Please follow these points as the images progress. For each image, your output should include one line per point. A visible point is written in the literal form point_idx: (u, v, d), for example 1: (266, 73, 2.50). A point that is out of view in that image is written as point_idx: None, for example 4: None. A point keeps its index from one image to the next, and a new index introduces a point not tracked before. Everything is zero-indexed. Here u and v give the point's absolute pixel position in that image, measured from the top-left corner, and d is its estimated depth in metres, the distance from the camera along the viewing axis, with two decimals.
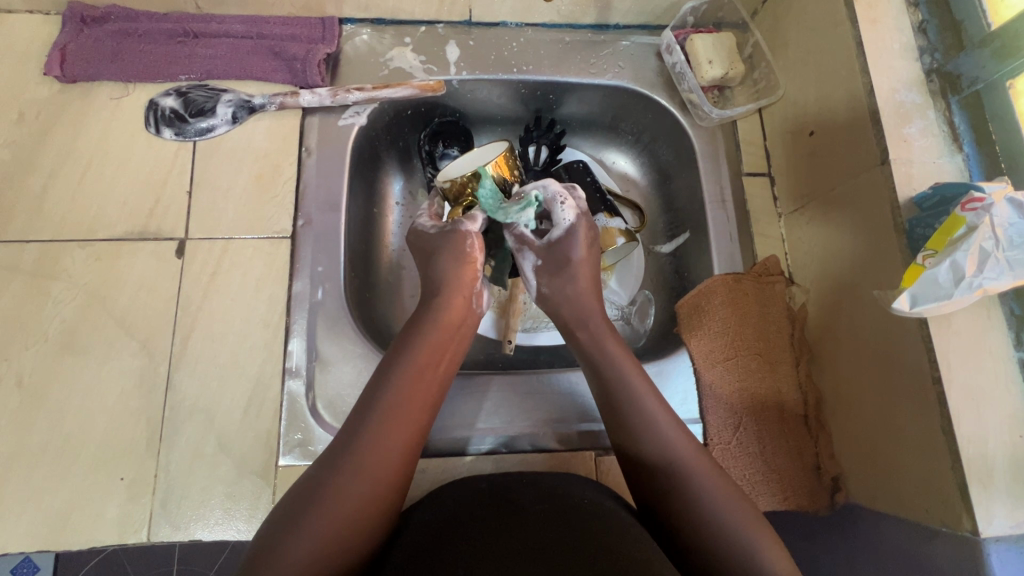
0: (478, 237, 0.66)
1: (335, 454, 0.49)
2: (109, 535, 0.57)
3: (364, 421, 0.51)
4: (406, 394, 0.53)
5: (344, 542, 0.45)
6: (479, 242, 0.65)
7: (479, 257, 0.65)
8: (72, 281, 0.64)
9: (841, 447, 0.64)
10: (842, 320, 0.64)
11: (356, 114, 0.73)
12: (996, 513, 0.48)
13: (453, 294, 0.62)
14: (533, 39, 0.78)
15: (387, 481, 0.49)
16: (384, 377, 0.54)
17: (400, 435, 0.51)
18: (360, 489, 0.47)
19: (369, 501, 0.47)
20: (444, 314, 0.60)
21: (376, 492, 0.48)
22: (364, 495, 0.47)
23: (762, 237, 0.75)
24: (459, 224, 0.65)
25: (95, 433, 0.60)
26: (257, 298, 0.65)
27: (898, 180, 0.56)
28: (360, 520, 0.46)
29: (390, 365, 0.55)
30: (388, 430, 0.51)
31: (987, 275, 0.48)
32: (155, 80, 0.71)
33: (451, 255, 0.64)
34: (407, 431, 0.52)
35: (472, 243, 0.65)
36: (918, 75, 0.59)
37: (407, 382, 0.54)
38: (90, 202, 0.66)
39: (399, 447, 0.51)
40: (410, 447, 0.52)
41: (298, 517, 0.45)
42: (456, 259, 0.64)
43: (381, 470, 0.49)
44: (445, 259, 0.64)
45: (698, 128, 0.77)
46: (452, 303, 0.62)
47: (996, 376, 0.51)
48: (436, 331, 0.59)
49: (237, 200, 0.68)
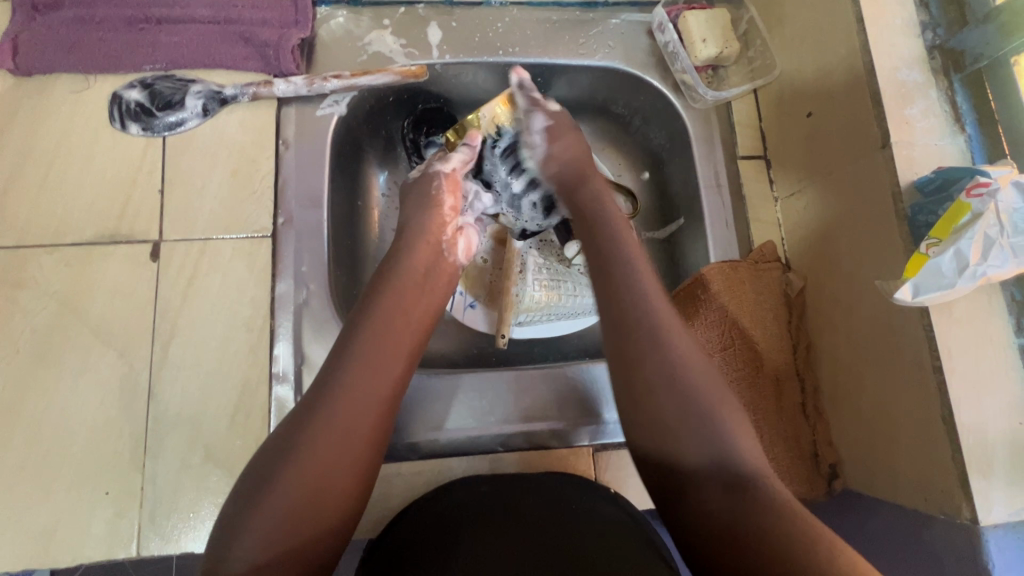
0: (450, 176, 0.66)
1: (275, 452, 0.44)
2: (97, 550, 0.55)
3: (324, 396, 0.46)
4: (366, 366, 0.48)
5: (284, 549, 0.41)
6: (448, 181, 0.65)
7: (446, 199, 0.64)
8: (42, 289, 0.60)
9: (838, 433, 0.64)
10: (840, 308, 0.63)
11: (335, 103, 0.69)
12: (995, 501, 0.48)
13: (410, 271, 0.57)
14: (519, 19, 0.75)
15: (335, 487, 0.44)
16: (332, 369, 0.48)
17: (349, 435, 0.45)
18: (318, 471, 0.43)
19: (331, 483, 0.44)
20: (399, 293, 0.55)
21: (316, 497, 0.43)
22: (322, 476, 0.43)
23: (758, 222, 0.73)
24: (429, 165, 0.67)
25: (76, 447, 0.57)
26: (239, 300, 0.63)
27: (900, 163, 0.54)
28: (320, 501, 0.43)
29: (341, 354, 0.49)
30: (333, 429, 0.45)
31: (991, 263, 0.47)
32: (116, 71, 0.66)
33: (420, 199, 0.64)
34: (354, 429, 0.45)
35: (439, 183, 0.65)
36: (920, 52, 0.57)
37: (358, 372, 0.48)
38: (54, 205, 0.63)
39: (347, 450, 0.45)
40: (361, 449, 0.46)
41: (240, 518, 0.42)
42: (424, 203, 0.63)
43: (325, 474, 0.43)
44: (414, 205, 0.64)
45: (692, 110, 0.74)
46: (419, 256, 0.59)
47: (996, 362, 0.50)
48: (395, 317, 0.53)
49: (213, 199, 0.65)
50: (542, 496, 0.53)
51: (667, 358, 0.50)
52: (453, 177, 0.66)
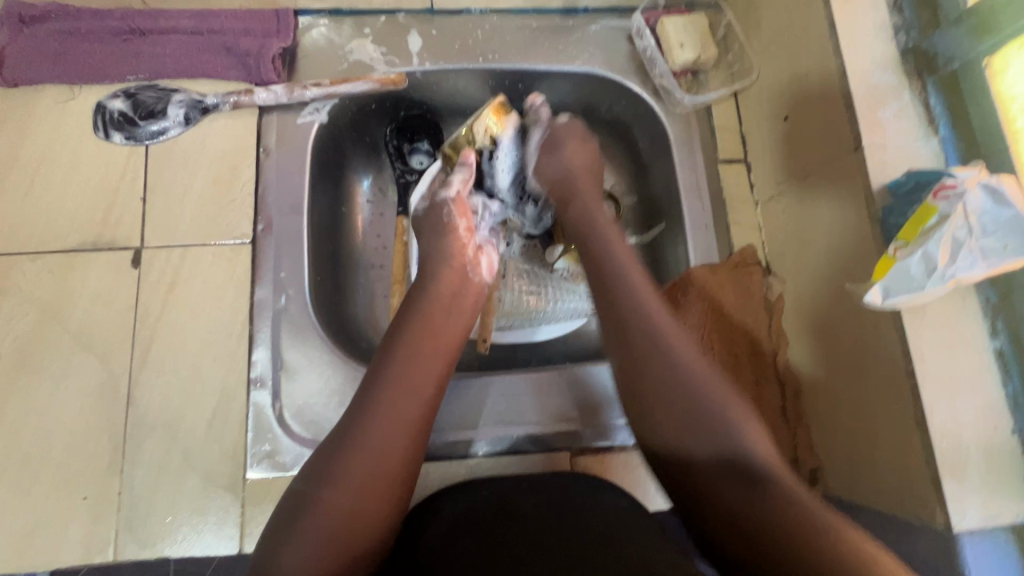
0: (457, 201, 0.66)
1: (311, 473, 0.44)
2: (73, 555, 0.56)
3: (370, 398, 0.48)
4: (408, 368, 0.50)
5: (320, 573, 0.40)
6: (458, 207, 0.65)
7: (458, 223, 0.64)
8: (24, 296, 0.61)
9: (819, 438, 0.63)
10: (816, 313, 0.63)
11: (315, 111, 0.70)
12: (970, 507, 0.47)
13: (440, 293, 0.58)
14: (499, 27, 0.75)
15: (372, 508, 0.44)
16: (367, 394, 0.48)
17: (385, 456, 0.45)
18: (368, 472, 0.44)
19: (380, 483, 0.44)
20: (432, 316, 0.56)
21: (352, 516, 0.43)
22: (372, 476, 0.44)
23: (739, 226, 0.73)
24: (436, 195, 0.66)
25: (55, 451, 0.58)
26: (219, 306, 0.63)
27: (872, 166, 0.54)
28: (370, 502, 0.43)
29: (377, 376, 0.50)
30: (370, 452, 0.45)
31: (959, 266, 0.47)
32: (101, 82, 0.67)
33: (433, 230, 0.64)
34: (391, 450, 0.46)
35: (449, 210, 0.65)
36: (892, 55, 0.57)
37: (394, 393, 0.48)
38: (39, 214, 0.64)
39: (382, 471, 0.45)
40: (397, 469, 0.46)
41: (282, 536, 0.41)
42: (438, 232, 0.64)
43: (374, 475, 0.44)
44: (429, 233, 0.64)
45: (672, 115, 0.75)
46: (445, 282, 0.60)
47: (970, 365, 0.50)
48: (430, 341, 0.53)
49: (194, 206, 0.66)
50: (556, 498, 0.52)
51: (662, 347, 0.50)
52: (462, 201, 0.66)
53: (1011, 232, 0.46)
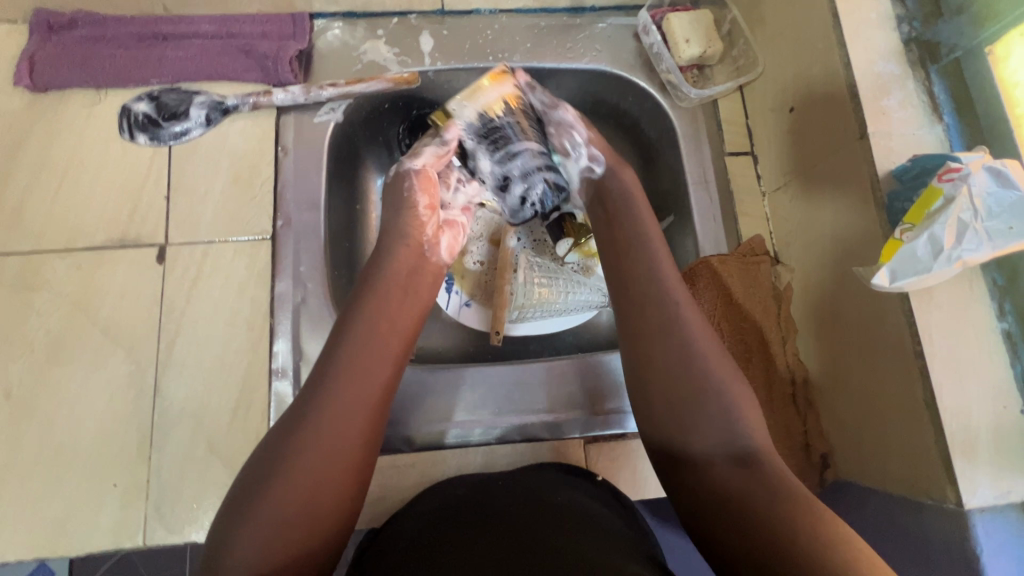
0: (423, 173, 0.66)
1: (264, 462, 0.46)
2: (105, 540, 0.58)
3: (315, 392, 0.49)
4: (352, 362, 0.51)
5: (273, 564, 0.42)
6: (421, 180, 0.65)
7: (418, 200, 0.64)
8: (55, 292, 0.64)
9: (829, 424, 0.64)
10: (826, 301, 0.63)
11: (331, 111, 0.72)
12: (980, 484, 0.48)
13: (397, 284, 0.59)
14: (508, 26, 0.77)
15: (327, 495, 0.46)
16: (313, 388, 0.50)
17: (335, 449, 0.47)
18: (310, 464, 0.45)
19: (325, 475, 0.46)
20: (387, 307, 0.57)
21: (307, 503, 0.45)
22: (318, 468, 0.46)
23: (747, 217, 0.74)
24: (402, 164, 0.67)
25: (85, 440, 0.60)
26: (240, 300, 0.65)
27: (877, 153, 0.55)
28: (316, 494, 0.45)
29: (326, 370, 0.51)
30: (315, 446, 0.46)
31: (965, 248, 0.48)
32: (125, 86, 0.70)
33: (395, 204, 0.65)
34: (345, 440, 0.48)
35: (410, 184, 0.65)
36: (896, 44, 0.58)
37: (348, 384, 0.50)
38: (68, 213, 0.66)
39: (336, 460, 0.47)
40: (352, 458, 0.48)
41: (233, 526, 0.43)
42: (399, 209, 0.64)
43: (320, 467, 0.46)
44: (388, 208, 0.65)
45: (678, 109, 0.76)
46: (401, 260, 0.61)
47: (978, 346, 0.51)
48: (381, 332, 0.55)
49: (216, 203, 0.68)
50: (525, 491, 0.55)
51: (670, 340, 0.55)
52: (425, 174, 0.65)
53: (1016, 214, 0.47)
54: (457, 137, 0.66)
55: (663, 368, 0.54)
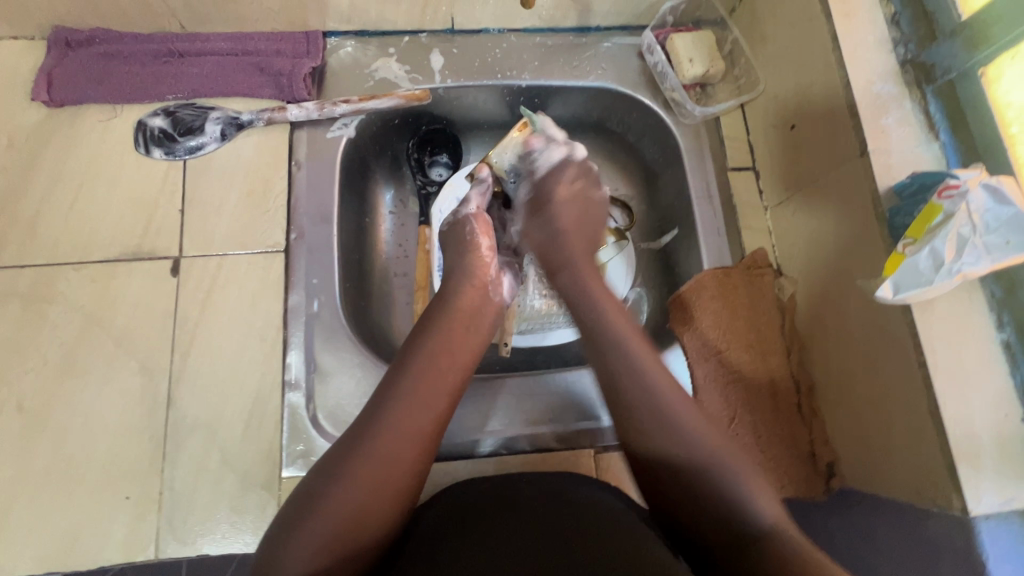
0: (478, 217, 0.68)
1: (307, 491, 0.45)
2: (116, 554, 0.58)
3: (381, 404, 0.49)
4: (422, 379, 0.51)
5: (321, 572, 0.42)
6: (479, 223, 0.68)
7: (480, 241, 0.67)
8: (69, 304, 0.64)
9: (835, 434, 0.65)
10: (829, 312, 0.65)
11: (344, 126, 0.73)
12: (985, 491, 0.49)
13: (456, 321, 0.58)
14: (516, 45, 0.79)
15: (370, 521, 0.44)
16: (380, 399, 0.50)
17: (396, 464, 0.46)
18: (370, 480, 0.45)
19: (384, 490, 0.45)
20: (443, 344, 0.55)
21: (345, 538, 0.44)
22: (378, 482, 0.45)
23: (750, 230, 0.76)
24: (458, 212, 0.70)
25: (98, 452, 0.60)
26: (253, 311, 0.66)
27: (878, 170, 0.57)
28: (370, 506, 0.45)
29: (379, 406, 0.49)
30: (378, 459, 0.46)
31: (965, 261, 0.50)
32: (142, 101, 0.71)
33: (455, 249, 0.67)
34: (390, 482, 0.46)
35: (472, 226, 0.67)
36: (892, 66, 0.61)
37: (399, 424, 0.48)
38: (82, 225, 0.67)
39: (375, 499, 0.45)
40: (393, 501, 0.46)
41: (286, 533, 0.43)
42: (460, 250, 0.66)
43: (379, 481, 0.45)
44: (453, 252, 0.67)
45: (682, 126, 0.78)
46: (466, 295, 0.61)
47: (979, 357, 0.52)
48: (438, 371, 0.52)
49: (230, 216, 0.69)
50: (551, 489, 0.56)
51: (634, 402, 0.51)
52: (483, 217, 0.68)
53: (1013, 229, 0.49)
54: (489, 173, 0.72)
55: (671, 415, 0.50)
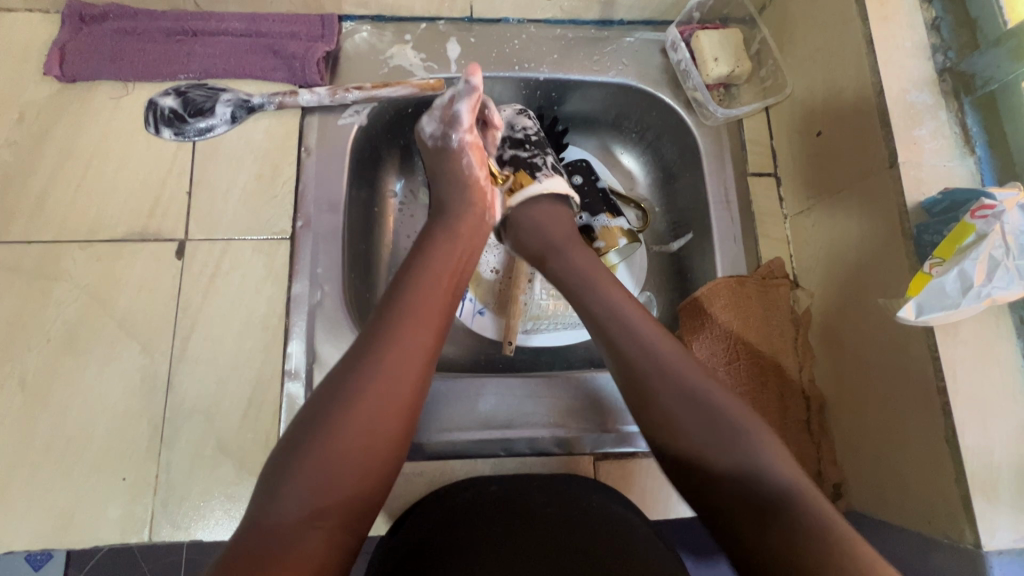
0: (474, 144, 0.64)
1: (287, 453, 0.44)
2: (111, 534, 0.58)
3: (376, 336, 0.49)
4: (415, 309, 0.51)
5: (325, 509, 0.42)
6: (477, 154, 0.64)
7: (479, 173, 0.64)
8: (74, 282, 0.64)
9: (844, 454, 0.63)
10: (846, 326, 0.63)
11: (356, 113, 0.72)
12: (1000, 527, 0.47)
13: (439, 273, 0.55)
14: (535, 37, 0.77)
15: (371, 458, 0.45)
16: (377, 330, 0.50)
17: (392, 397, 0.47)
18: (369, 416, 0.45)
19: (383, 423, 0.46)
20: (421, 301, 0.52)
21: (331, 504, 0.43)
22: (377, 418, 0.46)
23: (767, 238, 0.73)
24: (452, 137, 0.63)
25: (97, 432, 0.60)
26: (256, 298, 0.65)
27: (907, 184, 0.55)
28: (370, 443, 0.45)
29: (358, 361, 0.48)
30: (378, 391, 0.46)
31: (996, 285, 0.47)
32: (153, 80, 0.70)
33: (450, 178, 0.64)
34: (371, 447, 0.45)
35: (468, 157, 0.63)
36: (930, 74, 0.57)
37: (375, 390, 0.46)
38: (90, 204, 0.66)
39: (358, 460, 0.44)
40: (377, 467, 0.46)
41: (282, 474, 0.43)
42: (459, 183, 0.63)
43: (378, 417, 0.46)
44: (444, 182, 0.64)
45: (703, 127, 0.75)
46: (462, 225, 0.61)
47: (1003, 386, 0.50)
48: (412, 330, 0.50)
49: (237, 201, 0.68)
50: (554, 493, 0.55)
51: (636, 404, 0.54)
52: (478, 144, 0.64)
53: None
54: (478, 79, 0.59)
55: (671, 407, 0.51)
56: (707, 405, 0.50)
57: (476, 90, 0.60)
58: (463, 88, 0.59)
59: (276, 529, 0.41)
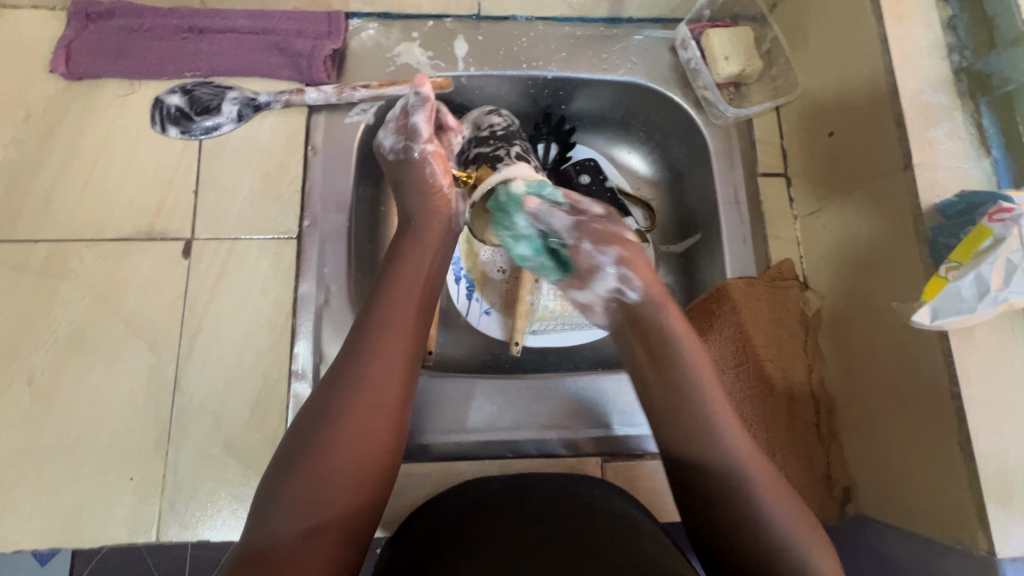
0: (435, 154, 0.64)
1: (282, 474, 0.45)
2: (118, 533, 0.58)
3: (352, 351, 0.50)
4: (387, 322, 0.52)
5: (321, 526, 0.44)
6: (439, 164, 0.64)
7: (444, 183, 0.63)
8: (81, 281, 0.64)
9: (853, 458, 0.63)
10: (857, 330, 0.62)
11: (362, 112, 0.71)
12: (1014, 534, 0.47)
13: (412, 281, 0.55)
14: (544, 35, 0.76)
15: (359, 473, 0.46)
16: (351, 346, 0.50)
17: (372, 411, 0.48)
18: (351, 433, 0.46)
19: (365, 437, 0.47)
20: (396, 314, 0.52)
21: (326, 519, 0.44)
22: (358, 433, 0.46)
23: (777, 239, 0.72)
24: (411, 149, 0.64)
25: (104, 431, 0.60)
26: (263, 298, 0.65)
27: (921, 186, 0.54)
28: (356, 459, 0.46)
29: (336, 380, 0.48)
30: (359, 406, 0.47)
31: (1013, 290, 0.47)
32: (160, 78, 0.70)
33: (415, 188, 0.63)
34: (356, 464, 0.46)
35: (431, 166, 0.63)
36: (947, 74, 0.56)
37: (355, 406, 0.47)
38: (96, 203, 0.66)
39: (346, 475, 0.45)
40: (366, 482, 0.46)
41: (276, 494, 0.45)
42: (424, 197, 0.62)
43: (360, 433, 0.46)
44: (408, 192, 0.63)
45: (712, 127, 0.75)
46: (434, 233, 0.60)
47: (1020, 393, 0.49)
48: (388, 343, 0.50)
49: (243, 200, 0.68)
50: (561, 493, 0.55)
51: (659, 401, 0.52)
52: (440, 154, 0.64)
53: None
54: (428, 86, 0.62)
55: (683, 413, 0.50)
56: (708, 430, 0.49)
57: (428, 100, 0.63)
58: (416, 100, 0.63)
59: (277, 546, 0.42)
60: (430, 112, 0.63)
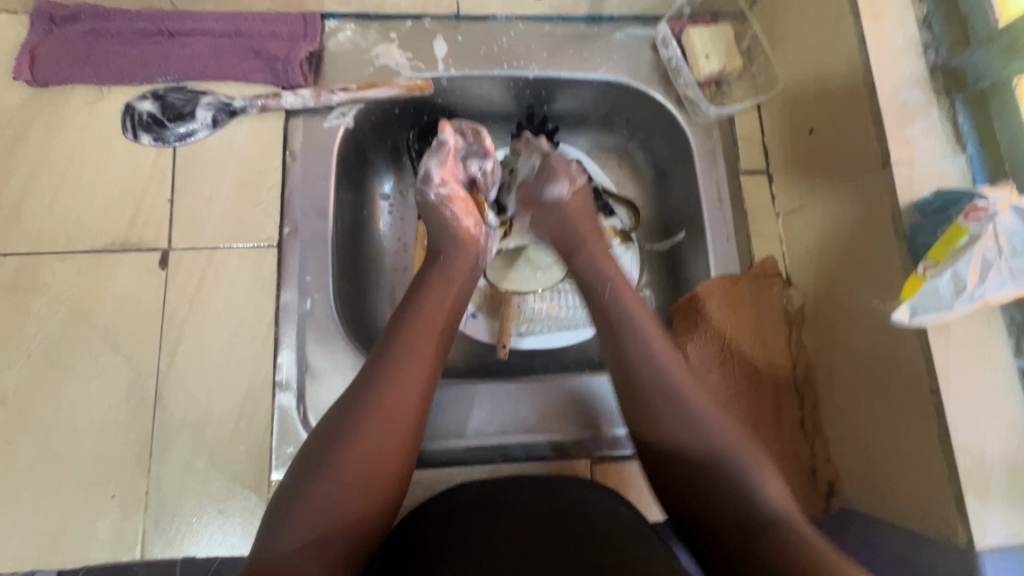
0: (458, 199, 0.65)
1: (291, 488, 0.45)
2: (101, 553, 0.57)
3: (375, 369, 0.51)
4: (407, 346, 0.52)
5: (325, 541, 0.43)
6: (461, 208, 0.65)
7: (470, 228, 0.65)
8: (53, 295, 0.62)
9: (838, 452, 0.63)
10: (838, 324, 0.63)
11: (341, 116, 0.70)
12: (992, 524, 0.48)
13: (432, 305, 0.57)
14: (524, 34, 0.75)
15: (370, 489, 0.46)
16: (374, 365, 0.51)
17: (388, 429, 0.48)
18: (366, 450, 0.46)
19: (379, 453, 0.47)
20: (414, 337, 0.53)
21: (332, 533, 0.44)
22: (371, 450, 0.47)
23: (760, 236, 0.73)
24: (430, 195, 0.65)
25: (83, 449, 0.59)
26: (244, 308, 0.64)
27: (899, 183, 0.54)
28: (368, 475, 0.46)
29: (354, 397, 0.49)
30: (376, 423, 0.48)
31: (988, 286, 0.48)
32: (129, 84, 0.68)
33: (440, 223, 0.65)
34: (369, 479, 0.46)
35: (452, 212, 0.64)
36: (922, 72, 0.57)
37: (367, 424, 0.47)
38: (67, 214, 0.64)
39: (356, 492, 0.45)
40: (375, 499, 0.46)
41: (286, 506, 0.44)
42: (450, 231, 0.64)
43: (374, 452, 0.47)
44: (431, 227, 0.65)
45: (694, 125, 0.75)
46: (450, 261, 0.62)
47: (994, 386, 0.50)
48: (406, 367, 0.51)
49: (221, 208, 0.66)
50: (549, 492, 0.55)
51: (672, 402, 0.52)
52: (463, 198, 0.65)
53: None
54: (451, 134, 0.65)
55: (681, 410, 0.51)
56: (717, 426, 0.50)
57: (449, 144, 0.65)
58: (435, 145, 0.65)
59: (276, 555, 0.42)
60: (448, 156, 0.65)
